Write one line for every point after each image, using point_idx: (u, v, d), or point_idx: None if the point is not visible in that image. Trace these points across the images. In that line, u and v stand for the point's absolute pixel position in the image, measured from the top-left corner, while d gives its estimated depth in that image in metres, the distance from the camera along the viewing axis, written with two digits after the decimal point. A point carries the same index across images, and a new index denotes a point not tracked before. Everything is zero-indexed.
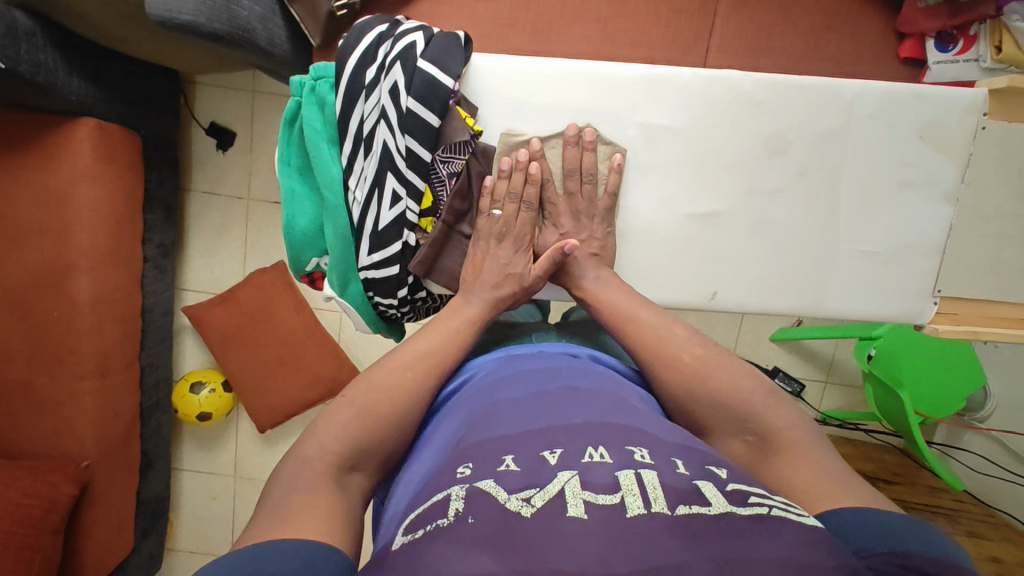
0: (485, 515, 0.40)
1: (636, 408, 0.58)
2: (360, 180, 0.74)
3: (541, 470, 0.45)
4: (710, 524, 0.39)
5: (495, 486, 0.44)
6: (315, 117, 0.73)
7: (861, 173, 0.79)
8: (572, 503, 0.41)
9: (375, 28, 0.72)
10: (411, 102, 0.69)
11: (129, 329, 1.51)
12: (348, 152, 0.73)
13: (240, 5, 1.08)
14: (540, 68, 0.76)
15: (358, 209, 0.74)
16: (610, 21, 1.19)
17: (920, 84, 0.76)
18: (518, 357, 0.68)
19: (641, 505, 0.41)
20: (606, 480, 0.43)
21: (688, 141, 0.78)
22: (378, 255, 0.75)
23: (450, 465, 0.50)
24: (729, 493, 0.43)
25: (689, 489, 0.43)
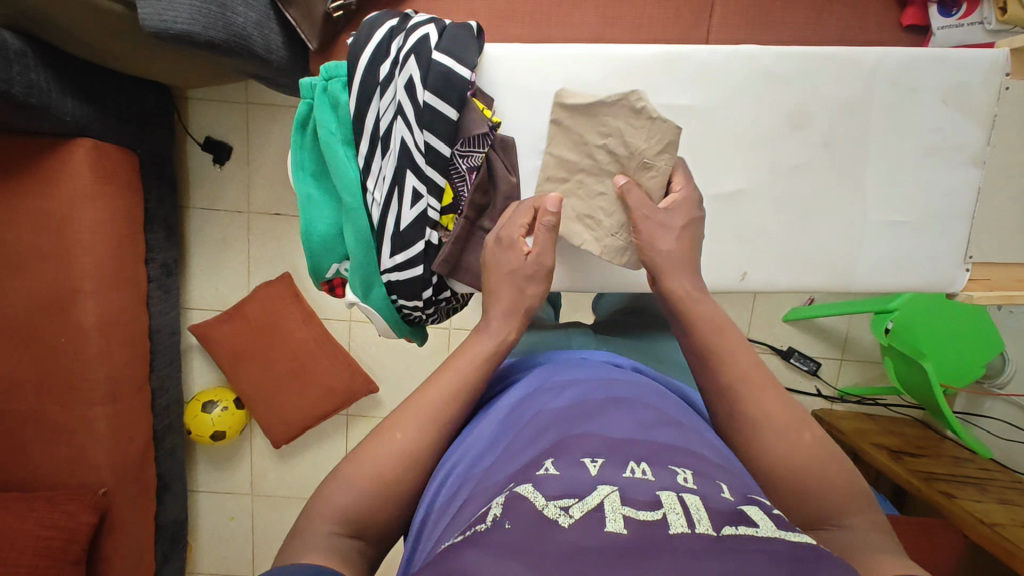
0: (522, 521, 0.39)
1: (679, 416, 0.57)
2: (378, 180, 0.71)
3: (582, 479, 0.44)
4: (759, 547, 0.36)
5: (532, 492, 0.43)
6: (329, 119, 0.71)
7: (885, 142, 0.77)
8: (610, 518, 0.39)
9: (386, 23, 0.70)
10: (428, 96, 0.67)
11: (138, 351, 1.49)
12: (365, 151, 0.71)
13: (235, 12, 1.06)
14: (555, 55, 0.75)
15: (378, 210, 0.72)
16: (607, 7, 1.18)
17: (941, 47, 0.75)
18: (557, 369, 0.67)
19: (685, 525, 0.39)
20: (645, 496, 0.42)
21: (708, 120, 0.76)
22: (401, 257, 0.73)
23: (494, 475, 0.50)
24: (777, 519, 0.41)
25: (735, 513, 0.41)
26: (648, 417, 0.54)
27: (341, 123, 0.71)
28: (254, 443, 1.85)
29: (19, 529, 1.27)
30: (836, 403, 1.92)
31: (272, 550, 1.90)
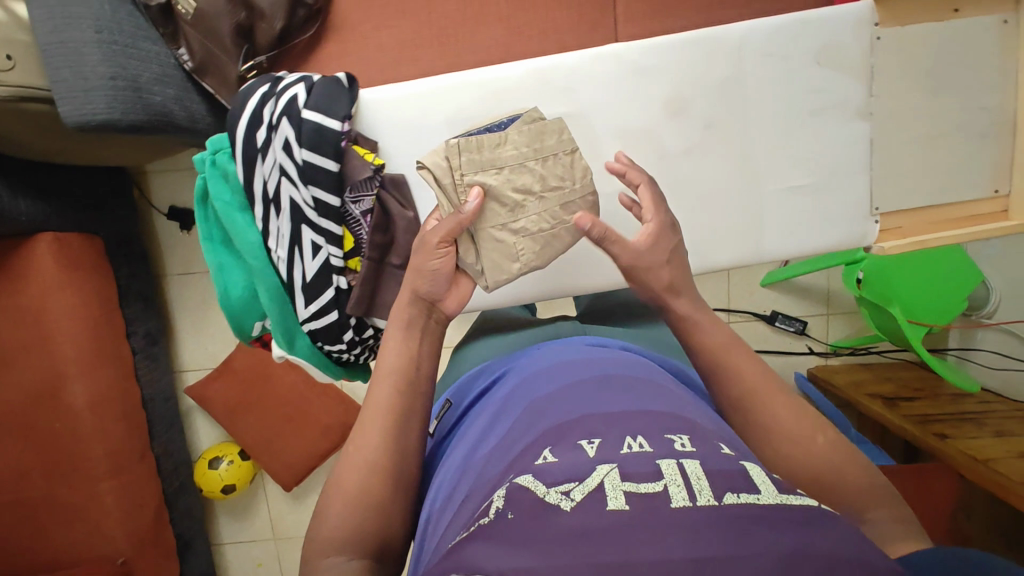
0: (522, 509, 0.45)
1: (669, 390, 0.63)
2: (278, 239, 0.75)
3: (583, 462, 0.49)
4: (756, 513, 0.42)
5: (535, 481, 0.48)
6: (223, 190, 0.74)
7: (765, 113, 0.78)
8: (612, 496, 0.45)
9: (257, 90, 0.73)
10: (305, 153, 0.71)
11: (134, 424, 1.55)
12: (261, 214, 0.74)
13: (153, 92, 1.10)
14: (427, 90, 0.77)
15: (284, 266, 0.76)
16: (511, 18, 1.23)
17: (805, 10, 0.75)
18: (544, 363, 0.73)
19: (687, 497, 0.44)
20: (648, 469, 0.47)
21: (589, 123, 0.78)
22: (314, 306, 0.77)
23: (497, 467, 0.56)
24: (777, 481, 0.46)
25: (737, 477, 0.46)
26: (641, 395, 0.60)
27: (233, 192, 0.75)
28: (267, 488, 1.91)
29: None
30: (830, 358, 1.91)
31: None
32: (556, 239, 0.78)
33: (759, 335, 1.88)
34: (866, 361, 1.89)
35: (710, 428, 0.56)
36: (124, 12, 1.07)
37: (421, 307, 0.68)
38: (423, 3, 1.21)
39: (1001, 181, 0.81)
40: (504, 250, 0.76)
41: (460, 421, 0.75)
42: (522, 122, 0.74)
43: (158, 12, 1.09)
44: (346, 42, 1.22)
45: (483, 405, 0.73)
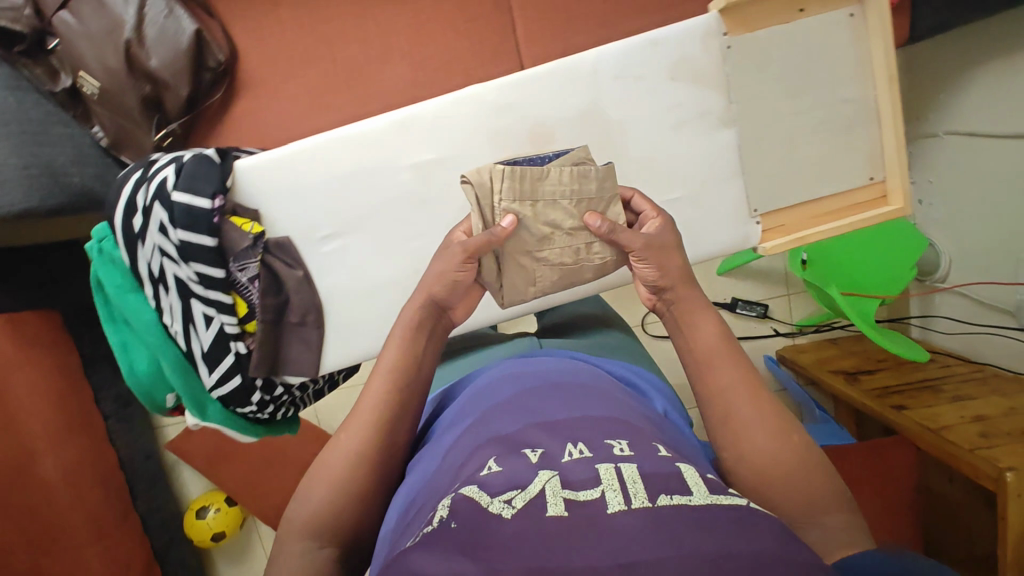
0: (465, 520, 0.46)
1: (610, 401, 0.68)
2: (172, 314, 0.78)
3: (523, 468, 0.53)
4: (686, 513, 0.44)
5: (479, 492, 0.50)
6: (112, 273, 0.77)
7: (630, 132, 0.81)
8: (552, 502, 0.47)
9: (130, 178, 0.76)
10: (179, 234, 0.73)
11: (110, 487, 1.59)
12: (152, 293, 0.77)
13: (70, 173, 1.13)
14: (297, 150, 0.79)
15: (182, 340, 0.79)
16: (415, 54, 1.25)
17: (653, 31, 0.77)
18: (495, 379, 0.78)
19: (623, 501, 0.46)
20: (588, 475, 0.51)
21: (460, 164, 0.80)
22: (216, 373, 0.79)
23: (442, 477, 0.59)
24: (711, 483, 0.49)
25: (672, 481, 0.49)
26: (583, 407, 0.65)
27: (120, 276, 0.77)
28: (260, 531, 1.95)
29: None
30: (798, 337, 1.90)
31: None
32: (574, 273, 0.81)
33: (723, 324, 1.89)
34: (833, 336, 1.89)
35: (647, 432, 0.61)
36: (32, 101, 1.11)
37: (432, 313, 0.74)
38: (326, 50, 1.23)
39: (875, 169, 0.87)
40: (525, 273, 0.80)
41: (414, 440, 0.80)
42: (564, 161, 0.75)
43: (65, 95, 1.12)
44: (257, 97, 1.24)
45: (436, 426, 0.76)
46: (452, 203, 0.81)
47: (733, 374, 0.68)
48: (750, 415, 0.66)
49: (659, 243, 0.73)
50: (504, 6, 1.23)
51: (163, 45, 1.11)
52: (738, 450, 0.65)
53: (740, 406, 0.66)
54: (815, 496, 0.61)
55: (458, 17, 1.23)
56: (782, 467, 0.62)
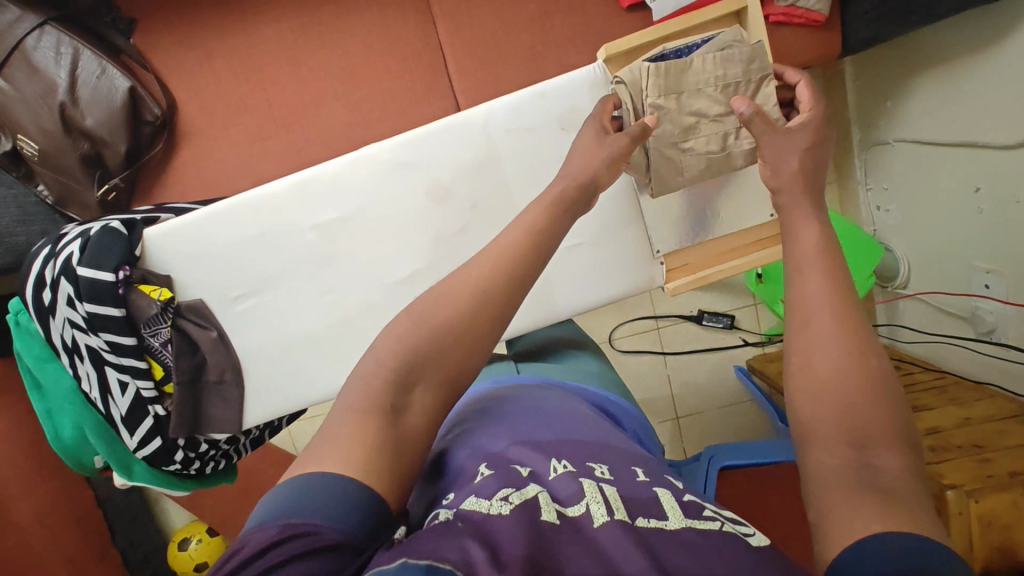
0: (471, 520, 0.49)
1: (588, 424, 0.73)
2: (88, 381, 0.80)
3: (514, 477, 0.57)
4: (663, 536, 0.49)
5: (476, 498, 0.53)
6: (30, 345, 0.80)
7: (528, 183, 0.81)
8: (546, 510, 0.52)
9: (41, 253, 0.79)
10: (86, 306, 0.76)
11: (88, 524, 1.64)
12: (68, 362, 0.80)
13: (16, 234, 1.18)
14: (201, 217, 0.81)
15: (101, 405, 0.81)
16: (349, 95, 1.27)
17: (539, 83, 0.78)
18: (486, 395, 0.81)
19: (606, 511, 0.51)
20: (571, 489, 0.55)
21: (361, 221, 0.82)
22: (136, 436, 0.82)
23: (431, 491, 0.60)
24: (684, 509, 0.54)
25: (652, 506, 0.53)
26: (567, 429, 0.69)
27: (37, 347, 0.80)
28: None
29: None
30: (767, 346, 1.86)
31: None
32: (725, 160, 0.90)
33: (690, 336, 1.89)
34: None
35: (627, 456, 0.65)
36: None
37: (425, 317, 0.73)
38: (260, 95, 1.25)
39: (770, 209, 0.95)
40: (671, 161, 0.89)
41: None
42: (713, 48, 0.85)
43: (6, 158, 1.17)
44: (197, 146, 1.27)
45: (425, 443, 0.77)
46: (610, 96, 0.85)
47: (819, 279, 0.57)
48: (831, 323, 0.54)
49: (781, 143, 0.71)
50: (433, 43, 1.26)
51: (97, 105, 1.14)
52: (799, 358, 0.55)
53: (823, 315, 0.55)
54: (876, 428, 0.48)
55: (387, 57, 1.26)
56: (838, 391, 0.50)
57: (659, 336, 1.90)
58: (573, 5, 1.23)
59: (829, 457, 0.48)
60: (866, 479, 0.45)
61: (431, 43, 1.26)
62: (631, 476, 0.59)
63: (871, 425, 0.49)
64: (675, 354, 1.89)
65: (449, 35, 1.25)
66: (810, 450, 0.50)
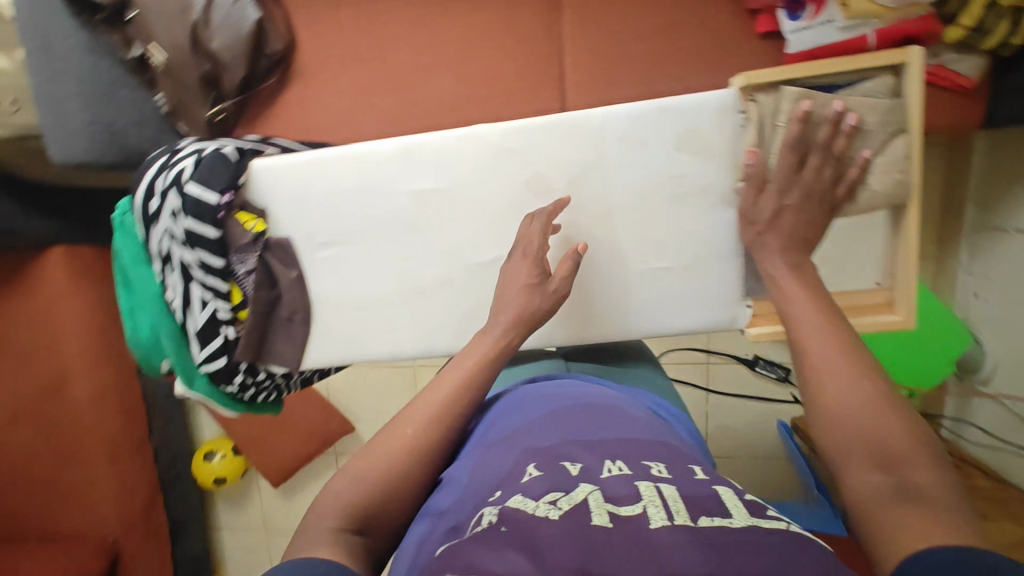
0: (515, 524, 0.51)
1: (633, 419, 0.74)
2: (173, 291, 0.84)
3: (566, 479, 0.59)
4: (729, 534, 0.49)
5: (523, 498, 0.57)
6: (129, 244, 0.85)
7: (633, 193, 0.79)
8: (597, 513, 0.53)
9: (155, 162, 0.82)
10: (187, 221, 0.78)
11: (132, 416, 1.73)
12: (159, 269, 0.83)
13: (129, 135, 1.25)
14: (305, 159, 0.83)
15: (179, 315, 0.85)
16: (460, 67, 1.27)
17: (665, 97, 0.75)
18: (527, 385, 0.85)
19: (666, 516, 0.52)
20: (626, 491, 0.56)
21: (457, 197, 0.82)
22: (205, 351, 0.85)
23: (479, 482, 0.63)
24: (748, 507, 0.54)
25: (711, 502, 0.54)
26: (613, 425, 0.70)
27: (135, 248, 0.85)
28: (260, 484, 2.12)
29: None
30: None
31: None
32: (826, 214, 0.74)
33: (738, 378, 1.83)
34: None
35: (684, 458, 0.65)
36: (105, 66, 1.21)
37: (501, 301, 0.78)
38: (377, 52, 1.28)
39: (884, 275, 0.83)
40: None
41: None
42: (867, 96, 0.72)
43: (135, 63, 1.21)
44: (307, 86, 1.30)
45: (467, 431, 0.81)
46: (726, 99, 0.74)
47: (812, 312, 0.65)
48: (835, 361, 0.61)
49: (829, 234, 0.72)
50: (556, 32, 1.24)
51: (226, 30, 1.18)
52: (809, 399, 0.61)
53: (823, 358, 0.61)
54: (894, 442, 0.55)
55: (506, 37, 1.25)
56: (852, 416, 0.57)
57: (706, 372, 1.85)
58: (707, 19, 1.18)
59: (862, 478, 0.54)
60: (900, 492, 0.52)
61: (553, 31, 1.24)
62: (689, 476, 0.60)
63: (896, 445, 0.55)
64: (718, 393, 1.84)
65: (573, 27, 1.23)
66: (845, 473, 0.56)
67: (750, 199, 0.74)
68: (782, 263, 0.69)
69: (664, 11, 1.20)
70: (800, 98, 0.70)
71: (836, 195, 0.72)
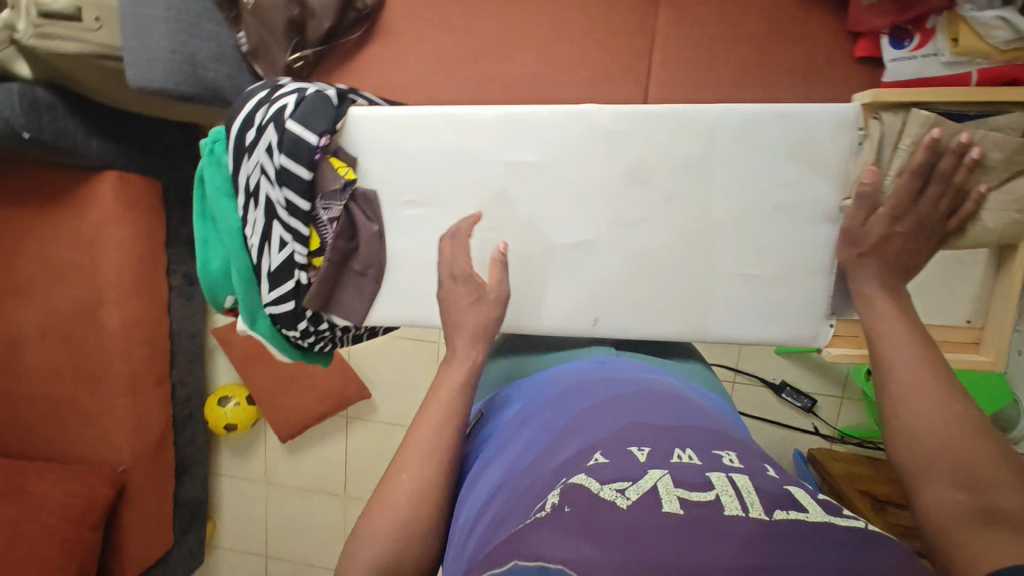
0: (580, 505, 0.51)
1: (694, 408, 0.72)
2: (253, 227, 0.83)
3: (632, 466, 0.57)
4: (807, 529, 0.47)
5: (588, 478, 0.56)
6: (216, 173, 0.84)
7: (733, 196, 0.77)
8: (667, 500, 0.51)
9: (256, 95, 0.81)
10: (282, 158, 0.78)
11: (157, 351, 1.72)
12: (242, 203, 0.83)
13: (207, 68, 1.22)
14: (406, 115, 0.82)
15: (255, 253, 0.84)
16: (547, 48, 1.26)
17: (786, 103, 0.74)
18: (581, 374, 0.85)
19: (740, 508, 0.50)
20: (699, 479, 0.54)
21: (553, 175, 0.81)
22: (274, 293, 0.84)
23: (540, 471, 0.63)
24: (825, 505, 0.53)
25: (784, 498, 0.53)
26: (675, 413, 0.69)
27: (221, 178, 0.84)
28: (267, 436, 2.13)
29: (49, 495, 1.53)
30: (835, 444, 1.78)
31: (281, 536, 2.18)
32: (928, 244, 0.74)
33: (761, 402, 1.82)
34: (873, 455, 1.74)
35: (754, 455, 0.64)
36: None
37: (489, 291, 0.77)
38: (466, 23, 1.27)
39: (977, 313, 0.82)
40: None
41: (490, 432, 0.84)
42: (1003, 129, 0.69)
43: None
44: (390, 47, 1.30)
45: (518, 416, 0.81)
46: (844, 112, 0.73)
47: (898, 334, 0.64)
48: (915, 380, 0.60)
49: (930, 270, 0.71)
50: (650, 27, 1.22)
51: None
52: (888, 417, 0.61)
53: (903, 379, 0.61)
54: (977, 460, 0.53)
55: (599, 26, 1.24)
56: (929, 434, 0.56)
57: (731, 391, 1.84)
58: (805, 36, 1.16)
59: (938, 496, 0.53)
60: (979, 509, 0.50)
61: (647, 25, 1.22)
62: (763, 472, 0.58)
63: (977, 462, 0.53)
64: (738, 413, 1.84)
65: (667, 24, 1.21)
66: (924, 490, 0.55)
67: (858, 218, 0.72)
68: (882, 287, 0.69)
69: (762, 22, 1.18)
70: (931, 124, 0.68)
71: (945, 227, 0.71)
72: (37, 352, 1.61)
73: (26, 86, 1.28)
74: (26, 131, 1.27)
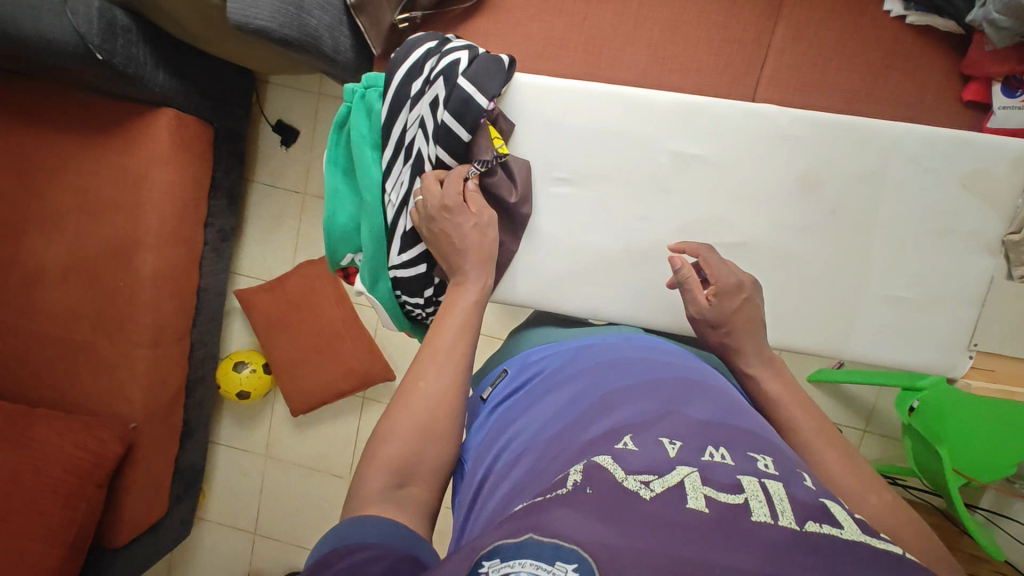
0: (602, 489, 0.43)
1: (732, 403, 0.63)
2: (396, 183, 0.86)
3: (662, 458, 0.48)
4: (842, 546, 0.39)
5: (614, 463, 0.48)
6: (362, 123, 0.86)
7: (895, 220, 0.84)
8: (692, 496, 0.43)
9: (425, 45, 0.84)
10: (446, 116, 0.81)
11: (185, 306, 1.61)
12: (389, 156, 0.85)
13: (311, 14, 1.16)
14: (575, 90, 0.88)
15: (392, 211, 0.86)
16: (660, 47, 1.24)
17: (970, 132, 0.80)
18: (604, 346, 0.78)
19: (768, 515, 0.41)
20: (728, 481, 0.46)
21: (719, 168, 0.86)
22: (406, 256, 0.85)
23: (559, 452, 0.55)
24: (859, 523, 0.43)
25: (817, 509, 0.43)
26: (714, 407, 0.60)
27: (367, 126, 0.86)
28: (274, 407, 2.04)
29: (56, 445, 1.41)
30: None
31: (273, 515, 2.06)
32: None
33: None
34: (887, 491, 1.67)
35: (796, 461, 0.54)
36: None
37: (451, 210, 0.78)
38: (580, 9, 1.25)
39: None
40: None
41: (511, 395, 0.75)
42: None
43: None
44: (497, 23, 1.26)
45: (537, 382, 0.75)
46: (1000, 144, 0.80)
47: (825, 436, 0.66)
48: (846, 478, 0.62)
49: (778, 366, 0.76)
50: (764, 42, 1.22)
51: None
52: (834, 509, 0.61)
53: (843, 478, 0.62)
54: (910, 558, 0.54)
55: (715, 32, 1.23)
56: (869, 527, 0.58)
57: None
58: (916, 71, 1.18)
59: None
60: None
61: (762, 38, 1.22)
62: (800, 479, 0.48)
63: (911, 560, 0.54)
64: None
65: (784, 39, 1.21)
66: None
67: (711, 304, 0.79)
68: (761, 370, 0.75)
69: (877, 51, 1.18)
70: None
71: None
72: (57, 291, 1.49)
73: (106, 6, 1.20)
74: (99, 52, 1.19)
